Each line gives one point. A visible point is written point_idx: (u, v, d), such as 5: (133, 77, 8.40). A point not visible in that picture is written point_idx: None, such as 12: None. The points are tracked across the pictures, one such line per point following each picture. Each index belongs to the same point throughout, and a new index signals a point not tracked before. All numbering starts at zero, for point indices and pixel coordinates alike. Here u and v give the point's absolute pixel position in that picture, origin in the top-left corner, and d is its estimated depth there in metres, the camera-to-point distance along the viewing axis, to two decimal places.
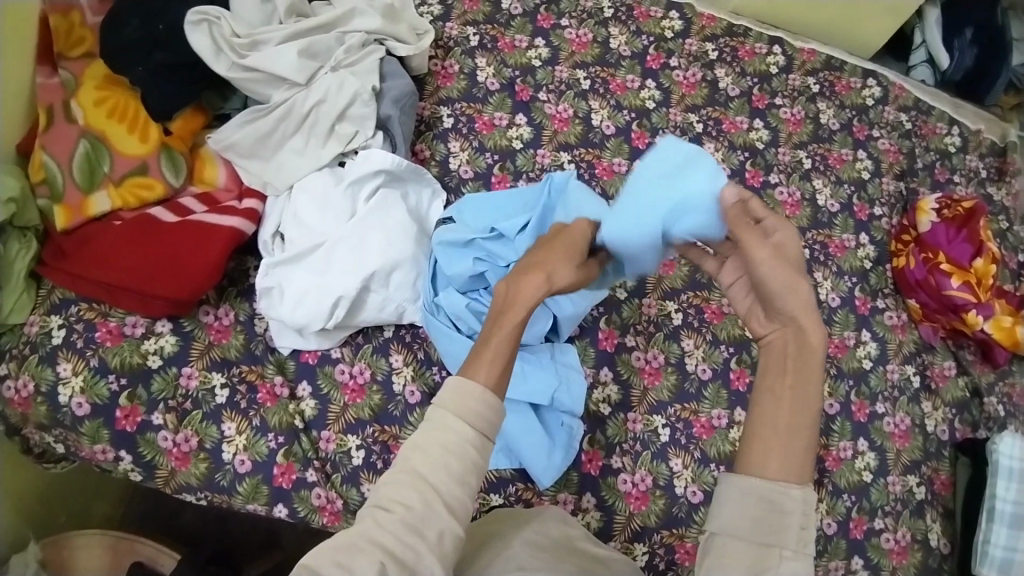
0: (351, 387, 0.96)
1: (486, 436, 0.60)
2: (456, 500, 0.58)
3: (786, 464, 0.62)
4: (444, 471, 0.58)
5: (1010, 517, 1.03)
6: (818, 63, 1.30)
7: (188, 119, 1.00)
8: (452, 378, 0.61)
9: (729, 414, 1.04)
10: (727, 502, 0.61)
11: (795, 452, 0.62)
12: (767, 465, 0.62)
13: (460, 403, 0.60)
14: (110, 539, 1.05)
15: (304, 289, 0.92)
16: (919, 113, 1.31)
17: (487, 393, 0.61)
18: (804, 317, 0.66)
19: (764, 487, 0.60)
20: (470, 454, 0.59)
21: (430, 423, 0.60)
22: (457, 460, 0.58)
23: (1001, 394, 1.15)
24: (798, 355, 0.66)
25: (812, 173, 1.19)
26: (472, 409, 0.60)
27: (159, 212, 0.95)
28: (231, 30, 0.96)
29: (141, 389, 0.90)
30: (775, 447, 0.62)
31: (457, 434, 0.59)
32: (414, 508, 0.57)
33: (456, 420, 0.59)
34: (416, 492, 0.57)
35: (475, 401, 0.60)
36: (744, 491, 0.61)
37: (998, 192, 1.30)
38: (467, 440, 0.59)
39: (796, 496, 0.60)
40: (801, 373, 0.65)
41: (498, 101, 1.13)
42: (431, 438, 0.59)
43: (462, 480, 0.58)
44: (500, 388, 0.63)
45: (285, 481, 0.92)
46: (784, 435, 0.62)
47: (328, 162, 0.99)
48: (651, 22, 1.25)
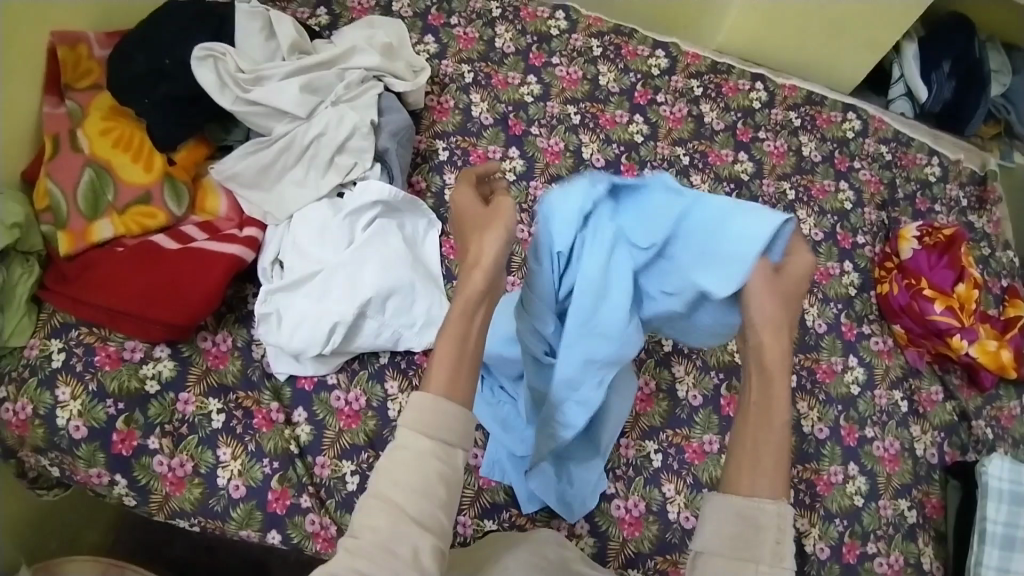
0: (346, 413, 0.98)
1: (449, 445, 0.62)
2: (424, 513, 0.59)
3: (757, 482, 0.64)
4: (405, 486, 0.59)
5: (1000, 538, 1.04)
6: (799, 98, 1.33)
7: (192, 150, 1.03)
8: (410, 393, 0.63)
9: (720, 440, 1.05)
10: (705, 520, 0.63)
11: (765, 469, 0.64)
12: (738, 483, 0.64)
13: (415, 418, 0.62)
14: (100, 566, 1.03)
15: (301, 316, 0.93)
16: (899, 144, 1.34)
17: (440, 401, 0.62)
18: (763, 330, 0.70)
19: (738, 503, 0.62)
20: (433, 465, 0.60)
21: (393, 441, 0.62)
22: (420, 472, 0.60)
23: (989, 418, 1.18)
24: (759, 372, 0.70)
25: (796, 204, 1.23)
26: (428, 422, 0.61)
27: (160, 239, 0.98)
28: (237, 66, 0.98)
29: (138, 414, 0.92)
30: (745, 465, 0.65)
31: (417, 447, 0.60)
32: (383, 530, 0.58)
33: (413, 435, 0.61)
34: (385, 514, 0.58)
35: (429, 413, 0.61)
36: (719, 507, 0.63)
37: (979, 220, 1.34)
38: (426, 452, 0.60)
39: (771, 510, 0.61)
40: (764, 391, 0.68)
41: (491, 135, 1.17)
42: (393, 455, 0.61)
43: (424, 493, 0.59)
44: (455, 389, 0.64)
45: (279, 507, 0.93)
46: (751, 452, 0.65)
47: (327, 193, 1.00)
48: (638, 60, 1.29)
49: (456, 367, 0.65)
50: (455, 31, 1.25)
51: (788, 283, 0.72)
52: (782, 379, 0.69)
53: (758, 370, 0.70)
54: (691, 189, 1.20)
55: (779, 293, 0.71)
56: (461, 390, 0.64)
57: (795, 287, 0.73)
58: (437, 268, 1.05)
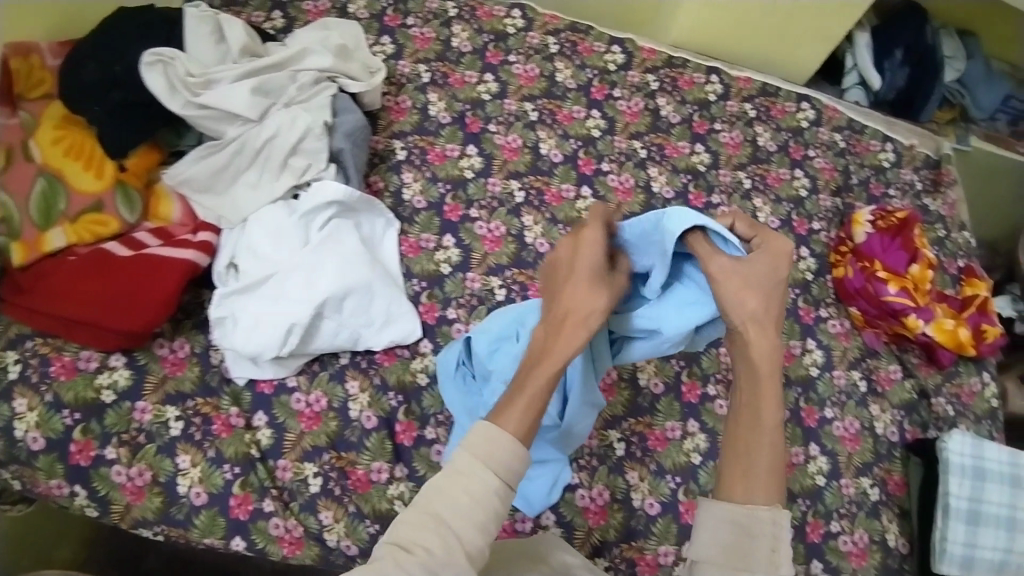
0: (307, 415, 0.98)
1: (507, 485, 0.64)
2: (475, 546, 0.61)
3: (750, 491, 0.69)
4: (469, 518, 0.61)
5: (965, 512, 1.08)
6: (753, 90, 1.35)
7: (144, 155, 1.02)
8: (482, 423, 0.65)
9: (682, 426, 1.07)
10: (701, 528, 0.69)
11: (757, 478, 0.70)
12: (733, 491, 0.70)
13: (485, 450, 0.63)
14: None
15: (256, 319, 0.93)
16: (853, 132, 1.37)
17: (516, 443, 0.64)
18: (747, 327, 0.73)
19: (733, 511, 0.68)
20: (492, 502, 0.62)
21: (454, 467, 0.63)
22: (479, 506, 0.61)
23: (948, 394, 1.21)
24: (749, 377, 0.74)
25: (752, 193, 1.25)
26: (500, 458, 0.63)
27: (114, 247, 0.97)
28: (186, 70, 0.97)
29: (95, 424, 0.91)
30: (740, 474, 0.70)
31: (480, 481, 0.62)
32: (434, 552, 0.59)
33: (483, 468, 0.62)
34: (438, 536, 0.60)
35: (502, 450, 0.64)
36: (714, 515, 0.68)
37: (933, 202, 1.35)
38: (491, 488, 0.62)
39: (765, 517, 0.67)
40: (755, 390, 0.74)
41: (449, 134, 1.18)
42: (458, 481, 0.62)
43: (484, 529, 0.61)
44: (529, 434, 0.67)
45: (241, 513, 0.92)
46: (745, 461, 0.71)
47: (281, 195, 0.99)
48: (594, 56, 1.30)
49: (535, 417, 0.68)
50: (412, 32, 1.26)
51: (761, 268, 0.74)
52: (772, 383, 0.73)
53: (748, 373, 0.74)
54: (648, 181, 1.21)
55: (752, 281, 0.73)
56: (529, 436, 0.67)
57: (768, 278, 0.74)
58: (395, 265, 1.06)
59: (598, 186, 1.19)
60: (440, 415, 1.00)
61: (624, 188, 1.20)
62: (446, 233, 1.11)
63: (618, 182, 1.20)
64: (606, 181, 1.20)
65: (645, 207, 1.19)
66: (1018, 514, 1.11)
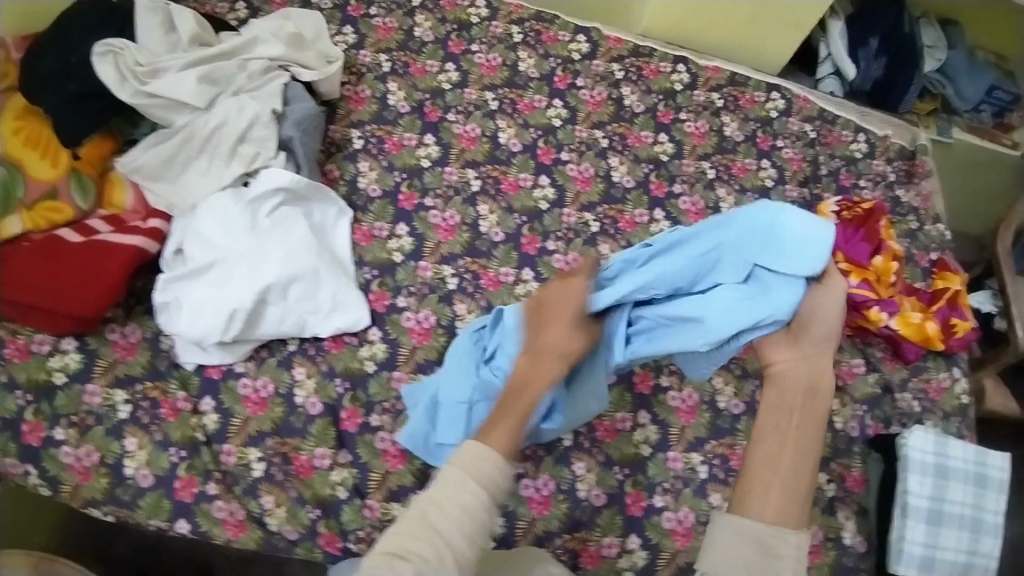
0: (253, 401, 0.99)
1: (495, 498, 0.66)
2: (464, 554, 0.62)
3: (784, 511, 0.68)
4: (459, 528, 0.62)
5: (926, 512, 1.05)
6: (722, 79, 1.33)
7: (97, 145, 1.04)
8: (468, 441, 0.67)
9: (633, 417, 1.07)
10: (716, 538, 0.68)
11: (791, 499, 0.68)
12: (765, 508, 0.68)
13: (473, 465, 0.66)
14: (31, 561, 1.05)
15: (200, 304, 0.95)
16: (823, 122, 1.34)
17: (501, 457, 0.67)
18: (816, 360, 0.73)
19: (760, 529, 0.67)
20: (481, 513, 0.64)
21: (446, 479, 0.65)
22: (470, 517, 0.63)
23: (915, 390, 1.18)
24: (805, 398, 0.72)
25: (715, 183, 1.24)
26: (486, 471, 0.65)
27: (67, 233, 0.99)
28: (135, 59, 0.99)
29: (45, 406, 0.94)
30: (772, 490, 0.68)
31: (470, 493, 0.64)
32: (427, 559, 0.61)
33: (472, 481, 0.64)
34: (433, 544, 0.62)
35: (489, 465, 0.66)
36: (733, 530, 0.67)
37: (906, 194, 1.32)
38: (479, 500, 0.64)
39: (791, 540, 0.67)
40: (807, 412, 0.71)
41: (407, 123, 1.18)
42: (449, 494, 0.64)
43: (472, 539, 0.63)
44: (512, 450, 0.69)
45: (185, 496, 0.94)
46: (781, 482, 0.69)
47: (230, 182, 1.01)
48: (558, 45, 1.30)
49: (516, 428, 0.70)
50: (374, 22, 1.26)
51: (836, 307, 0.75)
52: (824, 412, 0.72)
53: (804, 392, 0.72)
54: (609, 171, 1.21)
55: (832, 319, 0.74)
56: (512, 452, 0.68)
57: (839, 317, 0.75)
58: (346, 250, 1.06)
59: (556, 176, 1.18)
60: (386, 403, 1.01)
61: (583, 177, 1.19)
62: (400, 222, 1.11)
63: (577, 172, 1.19)
64: (565, 171, 1.19)
65: (603, 197, 1.18)
66: (981, 514, 1.08)
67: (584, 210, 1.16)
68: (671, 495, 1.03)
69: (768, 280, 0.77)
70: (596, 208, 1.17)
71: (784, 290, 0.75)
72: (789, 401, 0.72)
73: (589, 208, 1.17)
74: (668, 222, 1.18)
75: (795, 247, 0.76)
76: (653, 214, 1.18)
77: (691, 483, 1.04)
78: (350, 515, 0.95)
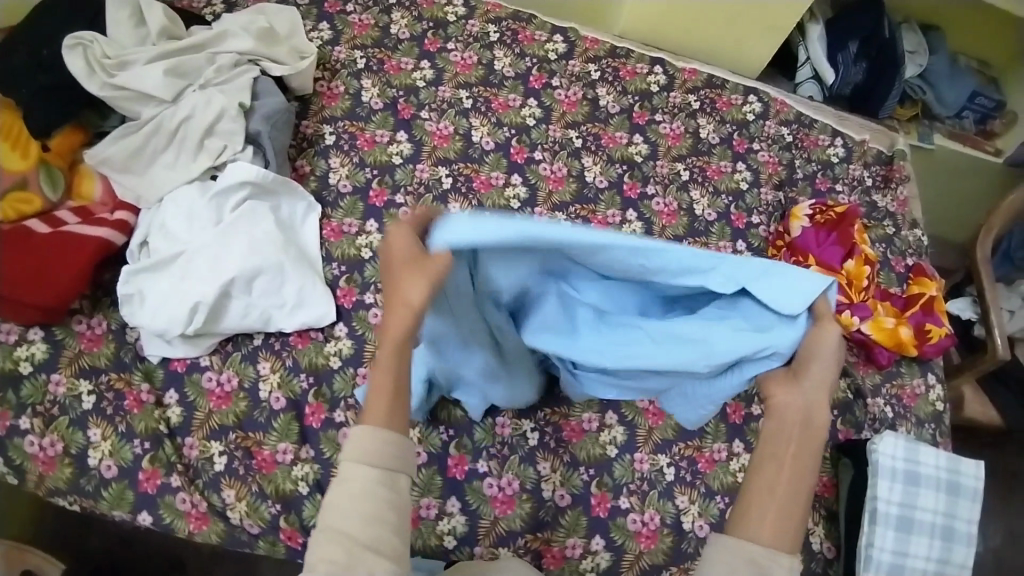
0: (217, 394, 0.98)
1: (392, 471, 0.64)
2: (375, 537, 0.60)
3: (778, 534, 0.63)
4: (357, 514, 0.60)
5: (895, 519, 1.04)
6: (699, 81, 1.33)
7: (68, 136, 1.02)
8: (352, 429, 0.65)
9: (600, 418, 1.06)
10: (710, 558, 0.64)
11: (787, 521, 0.64)
12: (759, 529, 0.64)
13: (359, 451, 0.63)
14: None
15: (164, 297, 0.94)
16: (801, 126, 1.34)
17: (387, 432, 0.64)
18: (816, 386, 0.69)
19: (753, 550, 0.62)
20: (380, 493, 0.62)
21: (338, 477, 0.63)
22: (368, 500, 0.61)
23: (888, 395, 1.17)
24: (803, 427, 0.68)
25: (689, 184, 1.23)
26: (372, 450, 0.63)
27: (34, 224, 0.97)
28: (103, 52, 1.00)
29: (10, 394, 0.92)
30: (767, 512, 0.64)
31: (363, 477, 0.62)
32: (340, 560, 0.59)
33: (360, 467, 0.62)
34: (339, 543, 0.59)
35: (376, 443, 0.63)
36: (728, 550, 0.63)
37: (882, 199, 1.32)
38: (372, 480, 0.62)
39: (784, 563, 0.62)
40: (804, 435, 0.67)
41: (380, 119, 1.18)
42: (344, 489, 0.62)
43: (378, 519, 0.61)
44: (397, 416, 0.66)
45: (149, 487, 0.93)
46: (779, 504, 0.64)
47: (198, 175, 1.01)
48: (535, 45, 1.30)
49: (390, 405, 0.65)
50: (350, 18, 1.26)
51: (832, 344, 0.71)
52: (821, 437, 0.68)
53: (801, 420, 0.68)
54: (582, 170, 1.20)
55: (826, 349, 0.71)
56: (399, 422, 0.66)
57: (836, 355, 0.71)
58: (314, 244, 1.06)
59: (528, 174, 1.18)
60: (350, 400, 1.00)
61: (556, 177, 1.19)
62: (370, 218, 1.10)
63: (549, 171, 1.19)
64: (537, 170, 1.19)
65: (576, 196, 1.18)
66: (952, 522, 1.07)
67: (556, 209, 1.16)
68: (637, 497, 1.02)
69: (765, 320, 0.75)
70: (568, 208, 1.17)
71: (785, 333, 0.73)
72: (788, 425, 0.68)
73: (561, 207, 1.16)
74: (641, 222, 1.18)
75: (797, 292, 0.73)
76: (626, 214, 1.18)
77: (657, 485, 1.03)
78: (310, 510, 0.95)
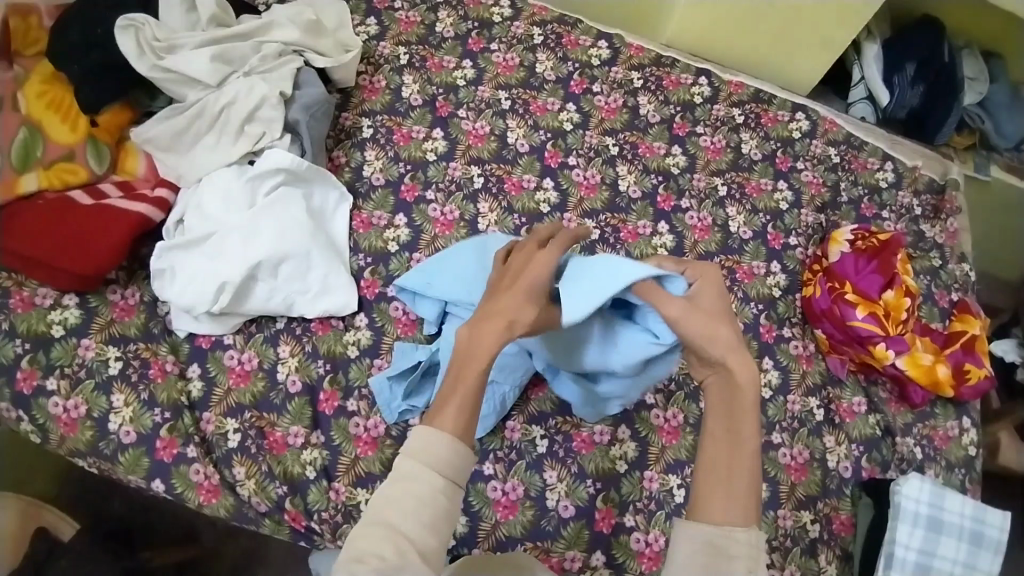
0: (237, 372, 1.00)
1: (456, 483, 0.62)
2: (427, 547, 0.59)
3: (729, 509, 0.65)
4: (418, 519, 0.59)
5: (912, 565, 0.99)
6: (745, 95, 1.30)
7: (117, 114, 1.06)
8: (419, 425, 0.63)
9: (612, 431, 1.04)
10: (676, 549, 0.65)
11: (735, 495, 0.65)
12: (711, 510, 0.65)
13: (429, 453, 0.62)
14: (20, 502, 1.09)
15: (193, 275, 0.97)
16: (849, 147, 1.29)
17: (456, 440, 0.63)
18: (726, 355, 0.69)
19: (710, 531, 0.64)
20: (442, 502, 0.61)
21: (401, 473, 0.61)
22: (429, 508, 0.60)
23: (920, 435, 1.11)
24: (728, 398, 0.70)
25: (726, 200, 1.20)
26: (441, 457, 0.62)
27: (78, 195, 1.02)
28: (153, 34, 1.03)
29: (42, 355, 0.96)
30: (717, 492, 0.66)
31: (429, 483, 0.61)
32: (388, 559, 0.57)
33: (427, 471, 0.61)
34: (392, 544, 0.58)
35: (444, 450, 0.62)
36: (689, 537, 0.64)
37: (931, 229, 1.25)
38: (439, 488, 0.61)
39: (741, 538, 0.64)
40: (731, 406, 0.69)
41: (418, 116, 1.19)
42: (406, 487, 0.60)
43: (434, 528, 0.60)
44: (467, 433, 0.64)
45: (165, 456, 0.95)
46: (723, 481, 0.66)
47: (236, 159, 1.04)
48: (579, 49, 1.29)
49: (471, 414, 0.65)
50: (397, 15, 1.28)
51: (710, 298, 0.74)
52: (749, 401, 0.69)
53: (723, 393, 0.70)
54: (616, 179, 1.19)
55: (717, 315, 0.72)
56: (468, 436, 0.64)
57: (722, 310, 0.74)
58: (343, 231, 1.08)
59: (561, 179, 1.17)
60: (364, 389, 1.01)
61: (588, 184, 1.17)
62: (399, 213, 1.11)
63: (582, 178, 1.18)
64: (570, 175, 1.17)
65: (607, 205, 1.16)
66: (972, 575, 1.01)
67: (586, 217, 1.14)
68: (643, 516, 1.00)
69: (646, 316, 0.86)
70: (599, 216, 1.15)
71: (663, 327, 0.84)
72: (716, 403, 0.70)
73: (592, 215, 1.15)
74: (672, 235, 1.15)
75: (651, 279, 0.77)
76: (657, 226, 1.16)
77: (665, 506, 1.01)
78: (315, 495, 0.96)
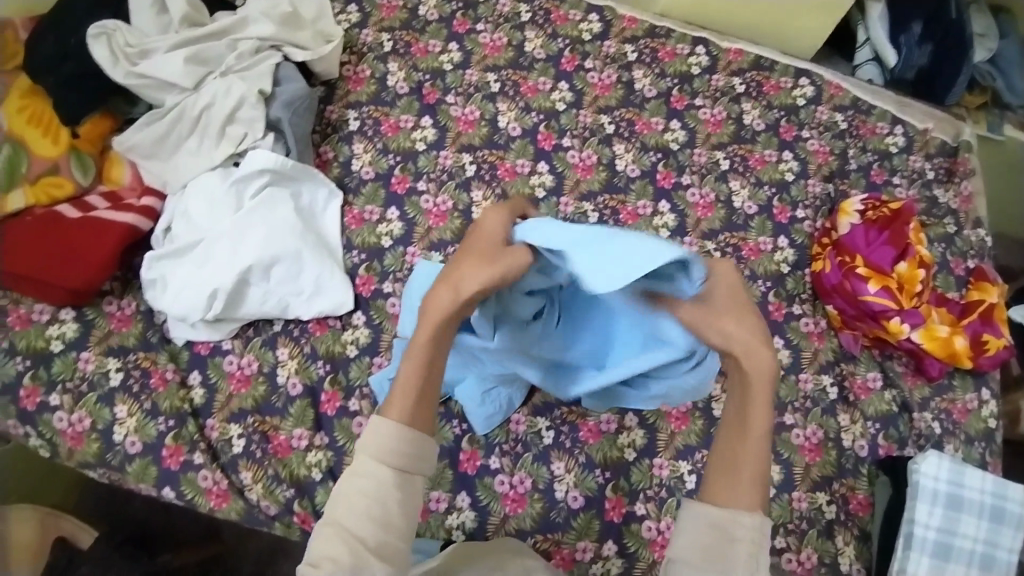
0: (237, 378, 0.99)
1: (409, 473, 0.63)
2: (382, 544, 0.60)
3: (737, 495, 0.64)
4: (367, 516, 0.60)
5: (932, 545, 0.96)
6: (745, 63, 1.24)
7: (97, 123, 1.04)
8: (372, 418, 0.64)
9: (619, 419, 1.02)
10: (680, 528, 0.65)
11: (743, 483, 0.64)
12: (719, 494, 0.65)
13: (381, 448, 0.62)
14: (40, 512, 1.11)
15: (184, 282, 0.97)
16: (857, 112, 1.23)
17: (406, 429, 0.64)
18: (741, 347, 0.66)
19: (715, 514, 0.63)
20: (394, 494, 0.61)
21: (355, 471, 0.62)
22: (380, 504, 0.60)
23: (938, 409, 1.07)
24: (742, 385, 0.67)
25: (729, 175, 1.16)
26: (391, 451, 0.62)
27: (66, 208, 1.00)
28: (126, 41, 1.01)
29: (43, 371, 0.96)
30: (726, 476, 0.65)
31: (378, 477, 0.61)
32: (342, 561, 0.58)
33: (376, 465, 0.62)
34: (343, 544, 0.59)
35: (395, 444, 0.63)
36: (695, 517, 0.64)
37: (945, 194, 1.20)
38: (388, 481, 0.61)
39: (749, 523, 0.63)
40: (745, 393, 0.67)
41: (405, 104, 1.15)
42: (358, 485, 0.61)
43: (388, 525, 0.60)
44: (419, 420, 0.65)
45: (172, 463, 0.94)
46: (732, 465, 0.65)
47: (220, 162, 1.02)
48: (568, 25, 1.24)
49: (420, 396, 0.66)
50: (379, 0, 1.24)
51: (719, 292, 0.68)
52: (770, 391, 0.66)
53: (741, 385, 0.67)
54: (613, 158, 1.14)
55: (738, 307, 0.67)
56: (418, 423, 0.65)
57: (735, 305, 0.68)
58: (333, 228, 1.06)
59: (556, 162, 1.13)
60: (364, 388, 0.99)
61: (584, 165, 1.14)
62: (391, 206, 1.08)
63: (577, 159, 1.14)
64: (565, 157, 1.14)
65: (605, 185, 1.12)
66: (995, 551, 0.98)
67: (583, 200, 1.11)
68: (654, 504, 0.98)
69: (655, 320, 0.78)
70: (597, 197, 1.11)
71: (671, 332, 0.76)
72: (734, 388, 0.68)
73: (589, 197, 1.11)
74: (674, 214, 1.11)
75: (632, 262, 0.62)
76: (658, 205, 1.12)
77: (676, 492, 0.99)
78: (322, 496, 0.95)
